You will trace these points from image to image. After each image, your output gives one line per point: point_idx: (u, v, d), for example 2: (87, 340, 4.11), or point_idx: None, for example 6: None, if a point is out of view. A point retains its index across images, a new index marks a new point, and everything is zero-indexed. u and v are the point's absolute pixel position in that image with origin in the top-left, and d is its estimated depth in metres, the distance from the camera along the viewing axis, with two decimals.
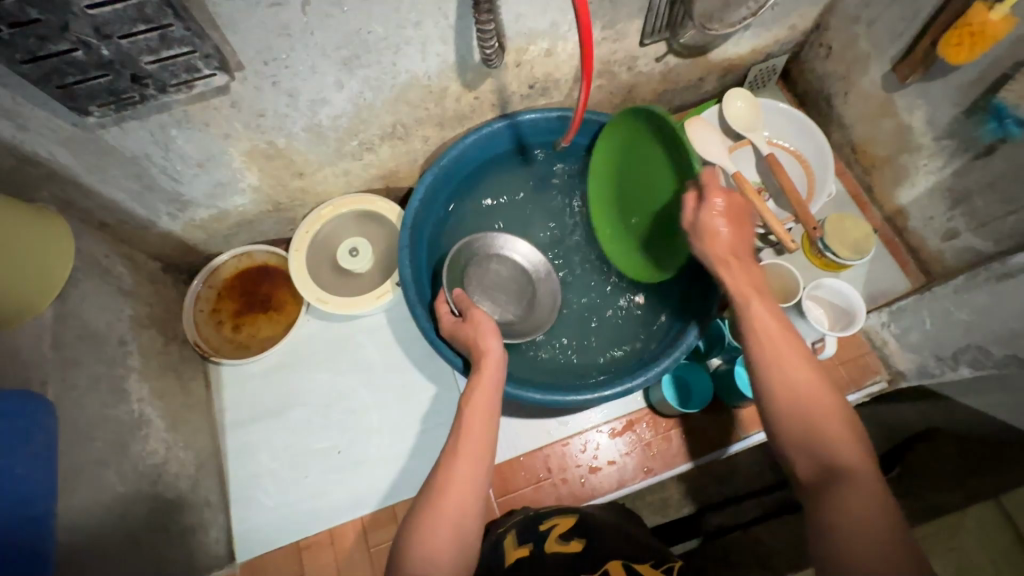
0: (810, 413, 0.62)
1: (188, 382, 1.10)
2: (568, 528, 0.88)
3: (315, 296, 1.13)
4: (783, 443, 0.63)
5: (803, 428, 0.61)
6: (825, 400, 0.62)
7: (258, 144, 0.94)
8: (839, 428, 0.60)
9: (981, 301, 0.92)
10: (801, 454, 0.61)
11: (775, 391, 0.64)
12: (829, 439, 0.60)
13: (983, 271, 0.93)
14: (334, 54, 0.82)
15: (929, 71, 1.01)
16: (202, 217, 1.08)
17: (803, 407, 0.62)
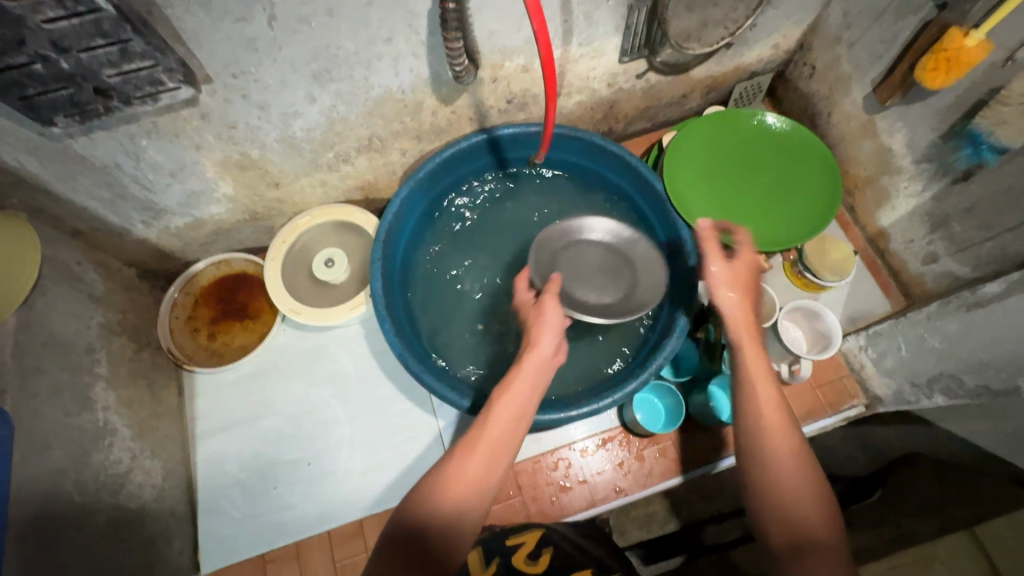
0: (783, 486, 0.63)
1: (160, 390, 1.10)
2: (534, 545, 0.86)
3: (289, 306, 1.12)
4: (761, 515, 0.64)
5: (773, 498, 0.63)
6: (799, 476, 0.63)
7: (231, 155, 0.94)
8: (807, 506, 0.61)
9: (953, 329, 0.91)
10: (773, 524, 0.62)
11: (761, 467, 0.65)
12: (804, 509, 0.61)
13: (955, 299, 0.92)
14: (304, 68, 0.82)
15: (908, 95, 1.00)
16: (177, 225, 1.08)
17: (779, 478, 0.63)
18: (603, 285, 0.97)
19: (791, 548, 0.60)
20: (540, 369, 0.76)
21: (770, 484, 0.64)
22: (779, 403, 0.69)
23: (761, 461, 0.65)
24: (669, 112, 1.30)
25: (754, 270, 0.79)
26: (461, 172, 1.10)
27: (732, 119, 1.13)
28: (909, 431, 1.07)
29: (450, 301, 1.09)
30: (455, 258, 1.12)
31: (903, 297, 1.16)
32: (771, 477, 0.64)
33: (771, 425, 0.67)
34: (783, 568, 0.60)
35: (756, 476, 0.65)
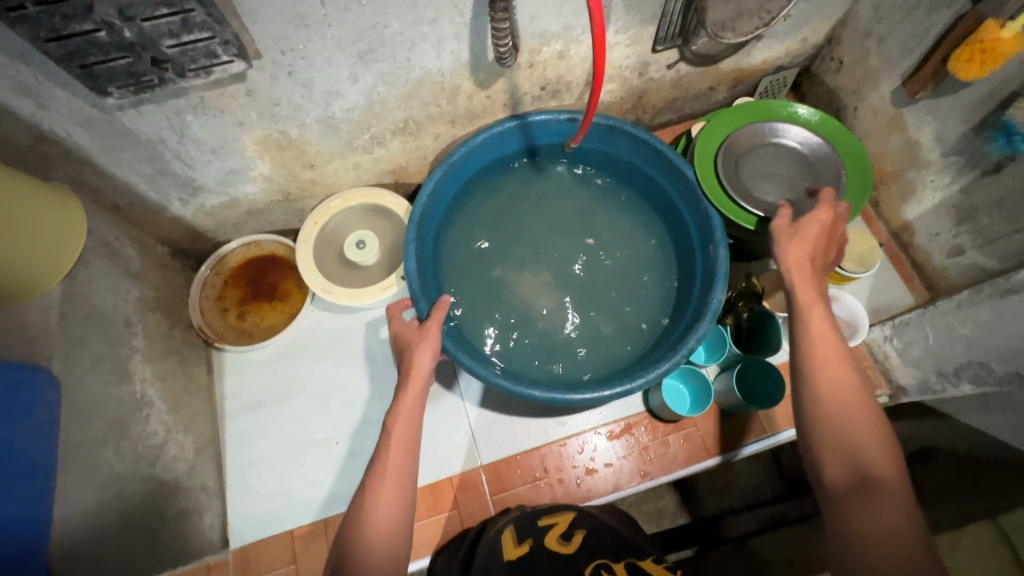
0: (847, 425, 0.66)
1: (192, 367, 1.11)
2: (567, 526, 0.88)
3: (320, 286, 1.14)
4: (821, 450, 0.67)
5: (838, 437, 0.66)
6: (864, 415, 0.66)
7: (271, 134, 0.96)
8: (872, 444, 0.64)
9: (983, 318, 0.92)
10: (834, 458, 0.66)
11: (822, 400, 0.69)
12: (868, 449, 0.64)
13: (987, 286, 0.93)
14: (350, 47, 0.84)
15: (939, 88, 1.01)
16: (213, 204, 1.09)
17: (845, 417, 0.67)
18: (778, 183, 1.07)
19: (851, 485, 0.63)
20: (420, 389, 0.81)
21: (834, 422, 0.67)
22: (837, 349, 0.72)
23: (821, 401, 0.69)
24: (696, 104, 1.32)
25: (821, 228, 0.84)
26: (492, 157, 1.11)
27: (762, 110, 1.13)
28: (927, 424, 1.10)
29: (478, 285, 1.10)
30: (484, 243, 1.13)
31: (926, 290, 1.17)
32: (831, 424, 0.67)
33: (830, 362, 0.71)
34: (841, 502, 0.63)
35: (814, 410, 0.69)
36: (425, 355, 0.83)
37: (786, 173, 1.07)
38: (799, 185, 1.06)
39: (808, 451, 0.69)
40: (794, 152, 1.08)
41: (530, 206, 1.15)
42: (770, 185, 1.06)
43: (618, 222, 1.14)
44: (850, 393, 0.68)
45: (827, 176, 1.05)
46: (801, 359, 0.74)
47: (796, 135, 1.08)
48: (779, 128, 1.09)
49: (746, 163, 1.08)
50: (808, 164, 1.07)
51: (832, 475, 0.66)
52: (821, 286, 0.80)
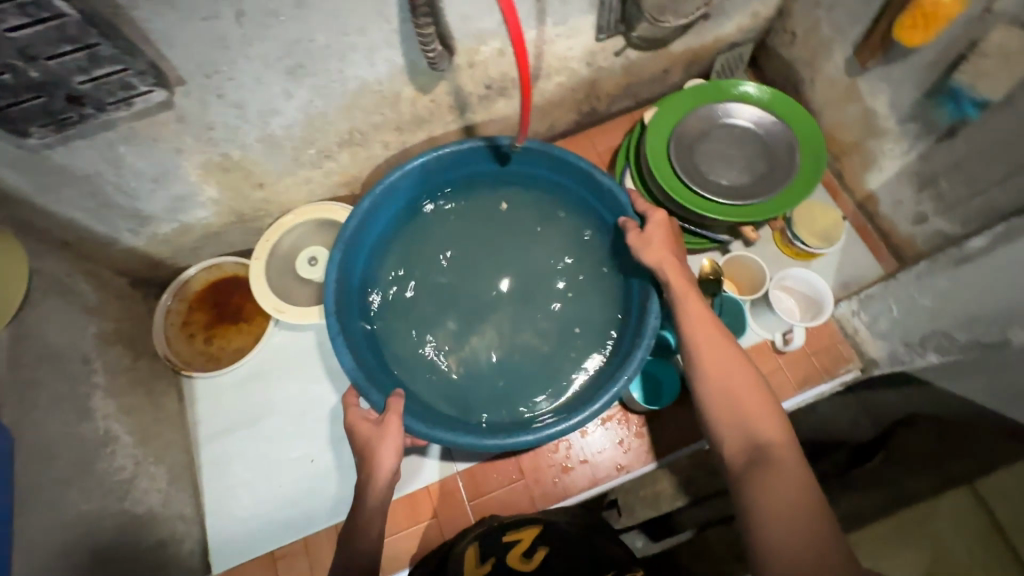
0: (735, 404, 0.72)
1: (160, 397, 1.11)
2: (531, 542, 0.88)
3: (271, 305, 1.12)
4: (718, 426, 0.72)
5: (731, 413, 0.71)
6: (749, 389, 0.72)
7: (212, 157, 0.94)
8: (759, 412, 0.70)
9: (945, 287, 0.87)
10: (728, 433, 0.71)
11: (711, 379, 0.75)
12: (757, 419, 0.70)
13: (940, 258, 0.89)
14: (278, 64, 0.82)
15: (889, 55, 1.00)
16: (166, 231, 1.08)
17: (735, 395, 0.72)
18: (732, 165, 1.05)
19: (746, 455, 0.68)
20: (382, 499, 0.78)
21: (726, 401, 0.72)
22: (718, 333, 0.79)
23: (712, 385, 0.74)
24: (651, 89, 1.30)
25: (669, 231, 0.92)
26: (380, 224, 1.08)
27: (714, 89, 1.09)
28: (908, 395, 0.99)
29: (426, 353, 1.06)
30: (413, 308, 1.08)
31: (895, 259, 1.16)
32: (725, 403, 0.72)
33: (708, 347, 0.77)
34: (740, 471, 0.67)
35: (706, 391, 0.74)
36: (384, 447, 0.80)
37: (739, 155, 1.06)
38: (753, 168, 1.05)
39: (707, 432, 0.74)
40: (747, 132, 1.06)
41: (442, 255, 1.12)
42: (724, 168, 1.05)
43: (535, 237, 1.13)
44: (735, 371, 0.74)
45: (781, 157, 1.04)
46: (690, 345, 0.79)
47: (746, 115, 1.07)
48: (729, 109, 1.07)
49: (699, 147, 1.06)
50: (764, 144, 1.06)
51: (730, 451, 0.70)
52: (692, 279, 0.87)
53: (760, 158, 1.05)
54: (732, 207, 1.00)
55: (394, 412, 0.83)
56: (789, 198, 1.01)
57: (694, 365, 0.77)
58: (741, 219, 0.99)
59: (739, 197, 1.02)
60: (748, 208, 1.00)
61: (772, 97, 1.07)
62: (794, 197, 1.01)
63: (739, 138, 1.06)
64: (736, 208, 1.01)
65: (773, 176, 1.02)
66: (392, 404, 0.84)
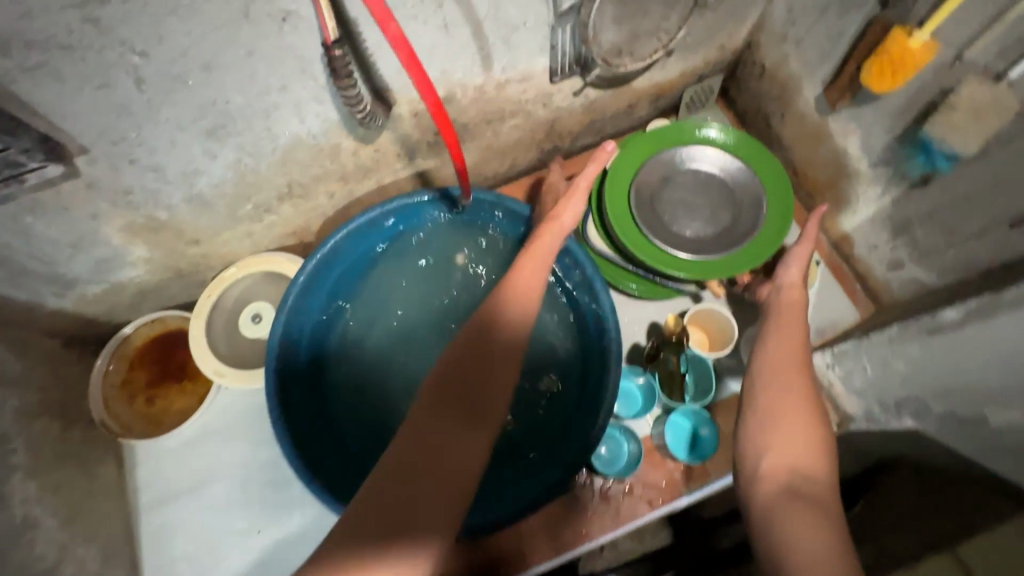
0: (788, 416, 0.68)
1: (95, 467, 1.04)
2: None
3: (213, 369, 1.04)
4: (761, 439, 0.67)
5: (783, 424, 0.67)
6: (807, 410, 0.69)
7: (135, 220, 0.88)
8: (812, 439, 0.66)
9: (914, 355, 0.79)
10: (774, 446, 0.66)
11: (775, 390, 0.71)
12: (805, 441, 0.66)
13: (914, 323, 0.81)
14: (194, 126, 0.75)
15: (858, 96, 0.94)
16: (96, 291, 1.01)
17: (793, 410, 0.68)
18: (697, 214, 1.00)
19: (784, 479, 0.62)
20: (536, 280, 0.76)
21: (782, 413, 0.68)
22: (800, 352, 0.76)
23: (768, 407, 0.69)
24: (616, 124, 1.24)
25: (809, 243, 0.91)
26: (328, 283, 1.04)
27: (677, 132, 1.04)
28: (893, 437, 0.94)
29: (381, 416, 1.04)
30: (364, 368, 1.06)
31: (871, 303, 1.11)
32: (782, 414, 0.68)
33: (785, 360, 0.74)
34: (770, 491, 0.62)
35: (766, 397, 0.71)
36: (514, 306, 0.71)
37: (704, 203, 1.01)
38: (718, 218, 1.00)
39: (745, 437, 0.69)
40: (712, 178, 1.01)
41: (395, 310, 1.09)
42: (689, 218, 1.00)
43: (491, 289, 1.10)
44: (797, 401, 0.69)
45: (745, 207, 0.99)
46: (764, 352, 0.76)
47: (710, 161, 1.02)
48: (692, 155, 1.02)
49: (662, 197, 1.01)
50: (730, 192, 1.01)
51: (765, 467, 0.65)
52: (800, 309, 0.84)
53: (726, 207, 1.00)
54: (697, 263, 0.94)
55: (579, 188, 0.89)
56: (754, 253, 0.95)
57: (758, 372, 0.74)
58: (702, 277, 0.94)
59: (704, 251, 0.97)
60: (710, 263, 0.94)
61: (737, 139, 1.02)
62: (761, 250, 0.95)
63: (704, 185, 1.01)
64: (698, 262, 0.95)
65: (738, 227, 0.98)
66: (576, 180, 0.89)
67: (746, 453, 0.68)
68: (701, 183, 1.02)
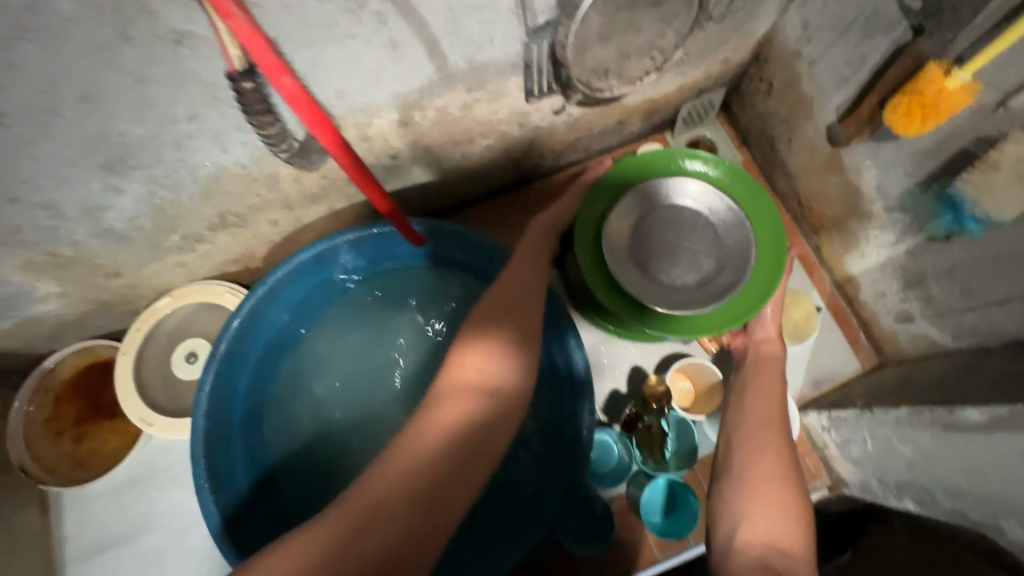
0: (759, 477, 0.60)
1: (13, 517, 0.94)
2: None
3: (140, 416, 0.93)
4: (732, 507, 0.58)
5: (750, 485, 0.59)
6: (785, 469, 0.61)
7: (35, 257, 0.75)
8: (787, 502, 0.57)
9: (925, 445, 0.72)
10: (745, 513, 0.57)
11: (744, 450, 0.64)
12: (778, 501, 0.57)
13: (927, 411, 0.72)
14: (86, 160, 0.63)
15: (877, 133, 0.82)
16: (6, 326, 0.89)
17: (764, 469, 0.61)
18: (676, 257, 0.89)
19: (757, 555, 0.52)
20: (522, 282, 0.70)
21: (752, 472, 0.61)
22: (778, 410, 0.70)
23: (739, 470, 0.62)
24: (605, 140, 1.11)
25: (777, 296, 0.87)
26: (276, 319, 0.93)
27: (664, 161, 0.94)
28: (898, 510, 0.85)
29: (327, 474, 0.93)
30: (311, 418, 0.96)
31: (874, 353, 1.01)
32: (753, 474, 0.60)
33: (760, 417, 0.68)
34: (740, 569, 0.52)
35: (736, 458, 0.64)
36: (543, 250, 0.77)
37: (687, 245, 0.89)
38: (701, 260, 0.89)
39: (715, 507, 0.61)
40: (696, 218, 0.90)
41: (348, 352, 0.99)
42: (666, 261, 0.89)
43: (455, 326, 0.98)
44: (774, 463, 0.61)
45: (731, 257, 0.88)
46: (738, 410, 0.71)
47: (697, 194, 0.90)
48: (678, 188, 0.90)
49: (639, 233, 0.90)
50: (715, 234, 0.89)
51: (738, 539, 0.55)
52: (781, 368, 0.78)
53: (706, 256, 0.89)
54: (665, 320, 0.87)
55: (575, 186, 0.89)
56: (734, 309, 0.87)
57: (731, 430, 0.68)
58: (674, 335, 0.86)
59: (680, 302, 0.86)
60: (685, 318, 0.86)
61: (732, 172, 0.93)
62: (734, 310, 0.86)
63: (689, 224, 0.90)
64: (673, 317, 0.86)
65: (719, 279, 0.87)
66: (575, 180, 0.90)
67: (718, 521, 0.59)
68: (681, 223, 0.90)
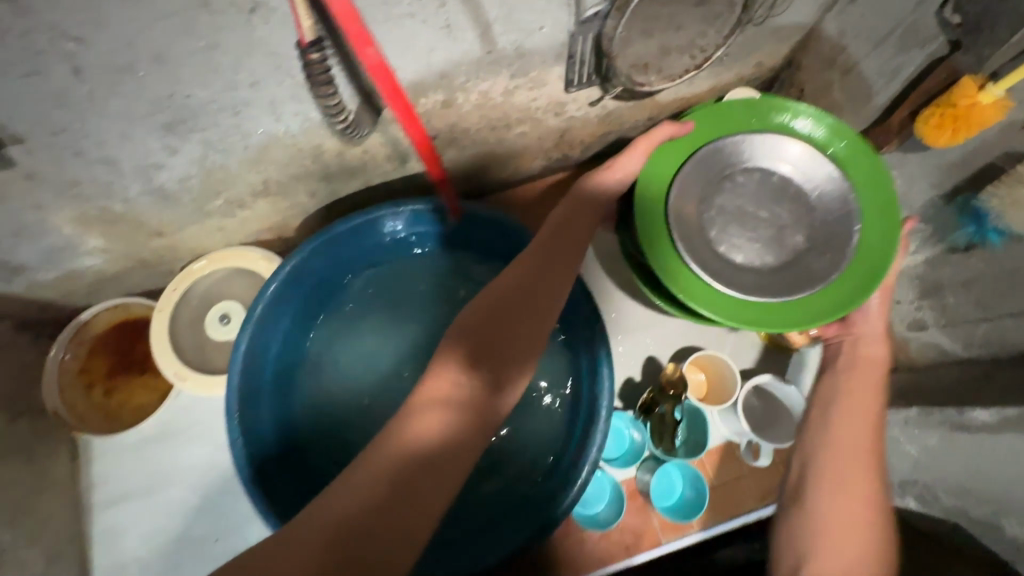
0: (845, 524, 0.60)
1: (44, 461, 0.97)
2: None
3: (173, 372, 0.97)
4: (812, 550, 0.60)
5: (835, 534, 0.60)
6: (868, 515, 0.61)
7: (88, 211, 0.78)
8: (866, 557, 0.58)
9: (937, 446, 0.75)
10: (824, 562, 0.58)
11: (832, 487, 0.63)
12: (859, 554, 0.58)
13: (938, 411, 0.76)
14: (149, 120, 0.65)
15: (906, 142, 0.84)
16: (49, 278, 0.92)
17: (851, 515, 0.60)
18: (746, 228, 0.87)
19: None
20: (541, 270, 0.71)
21: (837, 517, 0.61)
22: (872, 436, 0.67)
23: (823, 515, 0.61)
24: (634, 136, 1.13)
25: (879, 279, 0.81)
26: (308, 288, 0.96)
27: (759, 114, 0.89)
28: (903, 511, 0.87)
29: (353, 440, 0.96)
30: (338, 385, 0.99)
31: None
32: (842, 520, 0.60)
33: (854, 446, 0.65)
34: None
35: (821, 492, 0.63)
36: (558, 280, 0.69)
37: (764, 217, 0.88)
38: (785, 246, 0.87)
39: (793, 539, 0.62)
40: (785, 183, 0.87)
41: (377, 325, 1.02)
42: (739, 230, 0.88)
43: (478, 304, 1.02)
44: (861, 509, 0.61)
45: (817, 234, 0.85)
46: (831, 432, 0.67)
47: (796, 157, 0.86)
48: (773, 151, 0.86)
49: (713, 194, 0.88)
50: (803, 204, 0.87)
51: None
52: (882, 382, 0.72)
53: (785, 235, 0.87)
54: (731, 304, 0.82)
55: (647, 138, 0.81)
56: (826, 301, 0.80)
57: (817, 457, 0.66)
58: (738, 320, 0.80)
59: (745, 283, 0.84)
60: (761, 306, 0.81)
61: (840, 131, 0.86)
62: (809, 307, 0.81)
63: (769, 194, 0.88)
64: (750, 301, 0.81)
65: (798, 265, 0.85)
66: (649, 132, 0.82)
67: (789, 560, 0.61)
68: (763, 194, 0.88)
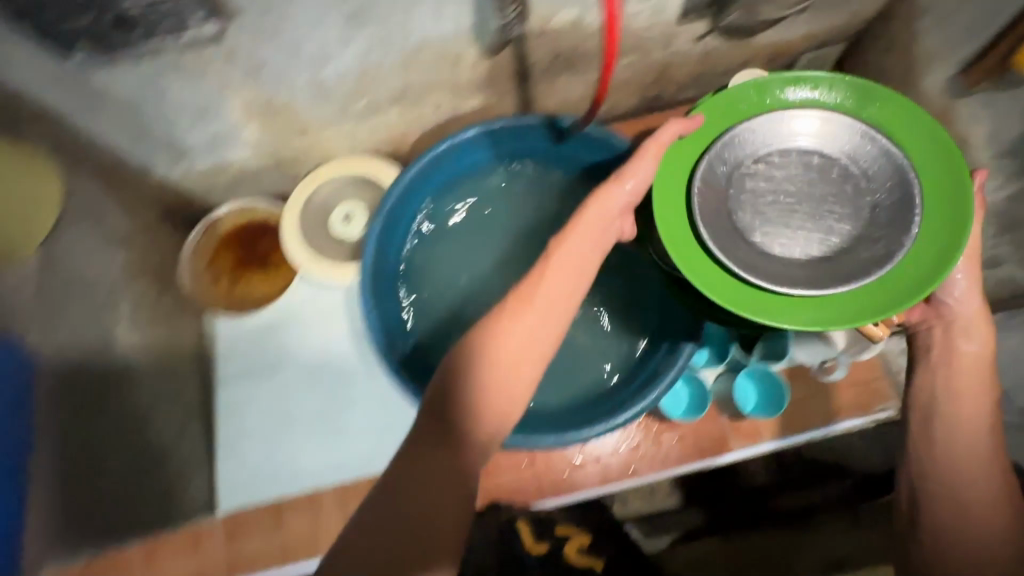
0: (970, 487, 0.72)
1: (182, 334, 1.10)
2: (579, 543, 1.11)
3: (305, 258, 1.11)
4: (936, 507, 0.73)
5: (960, 496, 0.72)
6: (983, 470, 0.72)
7: (258, 98, 0.90)
8: (993, 506, 0.71)
9: None
10: (951, 515, 0.72)
11: (952, 457, 0.73)
12: (985, 507, 0.71)
13: None
14: (338, 6, 0.76)
15: (1002, 80, 0.90)
16: (202, 167, 1.04)
17: (969, 477, 0.72)
18: (797, 221, 0.78)
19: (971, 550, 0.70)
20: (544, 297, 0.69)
21: (957, 484, 0.72)
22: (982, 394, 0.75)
23: (942, 478, 0.73)
24: (723, 82, 1.21)
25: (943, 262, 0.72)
26: (431, 188, 1.05)
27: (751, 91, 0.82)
28: None
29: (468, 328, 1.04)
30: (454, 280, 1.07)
31: None
32: (969, 482, 0.72)
33: (963, 412, 0.74)
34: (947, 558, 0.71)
35: (944, 462, 0.73)
36: (511, 336, 0.66)
37: (810, 206, 0.78)
38: (833, 229, 0.78)
39: (916, 497, 0.75)
40: (815, 162, 0.79)
41: (490, 227, 1.09)
42: (779, 225, 0.78)
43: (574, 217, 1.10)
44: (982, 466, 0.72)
45: (867, 224, 0.76)
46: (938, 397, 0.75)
47: (810, 131, 0.79)
48: (777, 129, 0.79)
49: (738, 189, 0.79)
50: (852, 180, 0.78)
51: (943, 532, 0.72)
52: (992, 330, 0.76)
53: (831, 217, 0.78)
54: (788, 302, 0.72)
55: (655, 143, 0.76)
56: (892, 289, 0.72)
57: (930, 429, 0.75)
58: (795, 318, 0.71)
59: (794, 278, 0.74)
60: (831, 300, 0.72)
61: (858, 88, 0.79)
62: (888, 300, 0.71)
63: (793, 173, 0.79)
64: (805, 300, 0.72)
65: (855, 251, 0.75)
66: (653, 135, 0.77)
67: (917, 513, 0.75)
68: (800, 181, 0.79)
